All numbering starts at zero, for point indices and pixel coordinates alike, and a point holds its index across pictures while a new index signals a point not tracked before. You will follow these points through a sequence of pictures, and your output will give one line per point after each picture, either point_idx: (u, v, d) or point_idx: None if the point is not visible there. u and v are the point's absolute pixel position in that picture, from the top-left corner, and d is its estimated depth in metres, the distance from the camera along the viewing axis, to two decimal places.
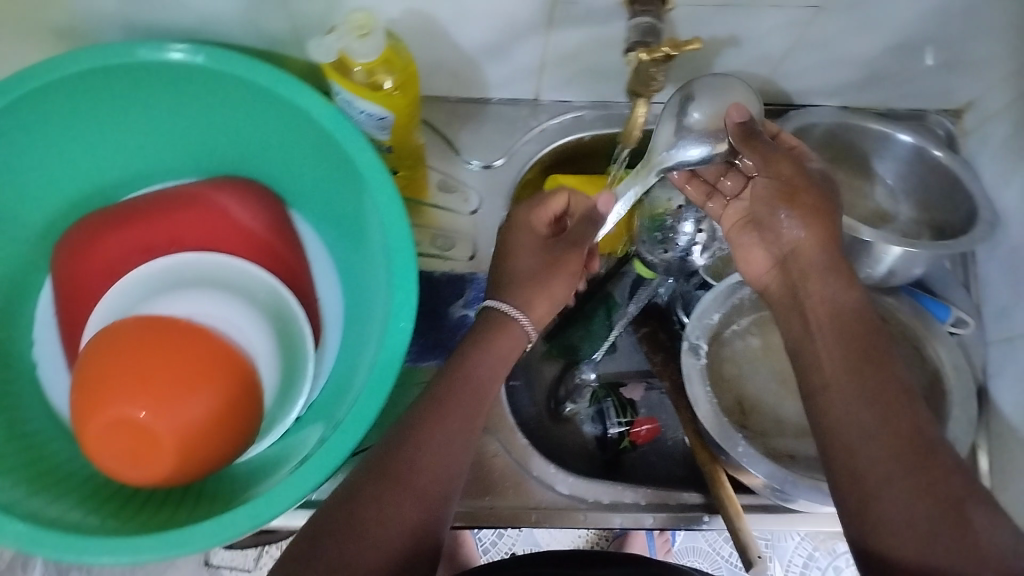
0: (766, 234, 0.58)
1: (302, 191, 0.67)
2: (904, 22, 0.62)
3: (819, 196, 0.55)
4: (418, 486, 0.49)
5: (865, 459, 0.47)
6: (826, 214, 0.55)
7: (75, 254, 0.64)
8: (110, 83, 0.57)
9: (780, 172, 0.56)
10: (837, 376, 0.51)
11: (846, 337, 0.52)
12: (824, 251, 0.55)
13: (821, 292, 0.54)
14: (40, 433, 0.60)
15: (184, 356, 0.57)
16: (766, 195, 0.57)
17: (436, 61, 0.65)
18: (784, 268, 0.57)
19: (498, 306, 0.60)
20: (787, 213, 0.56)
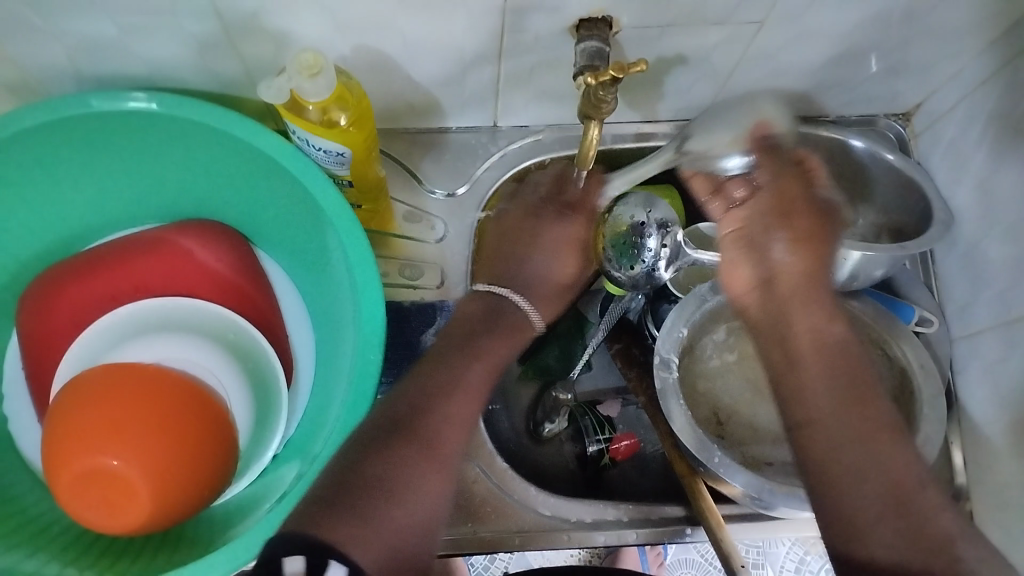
0: (759, 258, 0.55)
1: (266, 230, 0.67)
2: (845, 32, 0.64)
3: (813, 227, 0.56)
4: (429, 476, 0.52)
5: (849, 460, 0.48)
6: (814, 243, 0.55)
7: (40, 307, 0.64)
8: (66, 135, 0.58)
9: (786, 189, 0.56)
10: (815, 390, 0.51)
11: (832, 370, 0.51)
12: (812, 278, 0.54)
13: (806, 321, 0.53)
14: (12, 488, 0.60)
15: (155, 403, 0.57)
16: (763, 213, 0.56)
17: (391, 93, 0.66)
18: (767, 289, 0.55)
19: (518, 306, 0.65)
20: (781, 239, 0.55)
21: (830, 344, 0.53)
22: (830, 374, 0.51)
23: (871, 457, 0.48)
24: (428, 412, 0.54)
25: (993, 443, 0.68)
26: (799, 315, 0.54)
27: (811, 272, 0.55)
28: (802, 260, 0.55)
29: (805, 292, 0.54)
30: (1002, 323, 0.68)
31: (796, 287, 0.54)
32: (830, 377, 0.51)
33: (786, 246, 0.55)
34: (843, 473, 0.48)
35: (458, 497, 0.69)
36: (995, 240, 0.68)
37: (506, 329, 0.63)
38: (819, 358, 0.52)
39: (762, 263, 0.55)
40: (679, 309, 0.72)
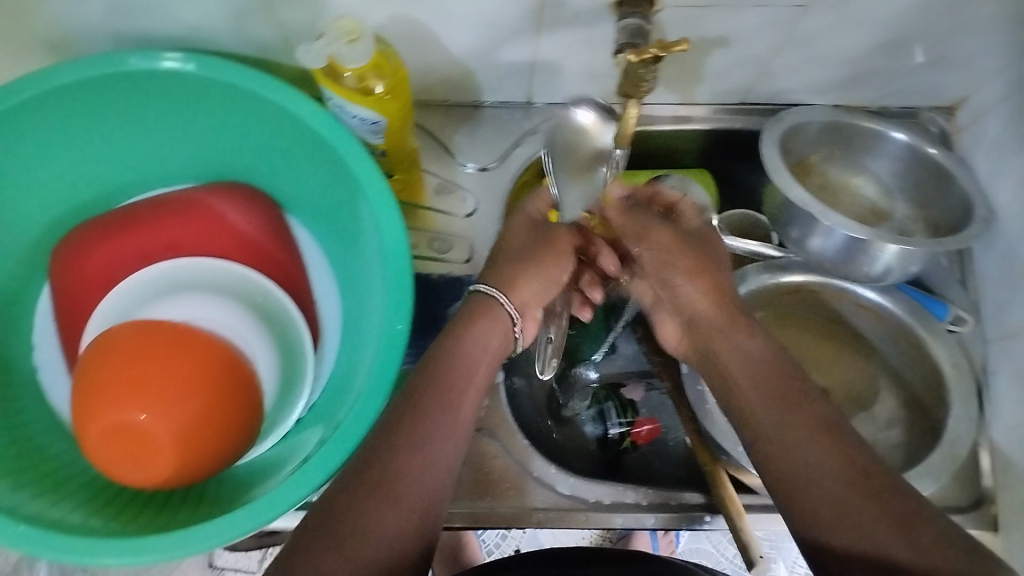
0: (675, 304, 0.60)
1: (296, 196, 0.68)
2: (891, 19, 0.62)
3: (694, 250, 0.60)
4: (389, 503, 0.46)
5: (828, 494, 0.44)
6: (710, 270, 0.59)
7: (75, 261, 0.65)
8: (104, 92, 0.58)
9: (661, 241, 0.60)
10: (772, 423, 0.49)
11: (769, 393, 0.50)
12: (722, 304, 0.58)
13: (731, 350, 0.55)
14: (43, 438, 0.61)
15: (182, 361, 0.58)
16: (657, 261, 0.61)
17: (427, 64, 0.66)
18: (692, 329, 0.59)
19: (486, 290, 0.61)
20: (680, 276, 0.59)
21: (768, 383, 0.51)
22: (779, 409, 0.49)
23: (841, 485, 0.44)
24: (396, 438, 0.49)
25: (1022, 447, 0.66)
26: (742, 367, 0.53)
27: (721, 298, 0.58)
28: (716, 296, 0.58)
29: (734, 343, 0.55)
30: None
31: (716, 317, 0.57)
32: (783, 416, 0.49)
33: (685, 275, 0.59)
34: (818, 508, 0.44)
35: (476, 471, 0.69)
36: None
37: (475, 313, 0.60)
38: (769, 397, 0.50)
39: (681, 310, 0.60)
40: None
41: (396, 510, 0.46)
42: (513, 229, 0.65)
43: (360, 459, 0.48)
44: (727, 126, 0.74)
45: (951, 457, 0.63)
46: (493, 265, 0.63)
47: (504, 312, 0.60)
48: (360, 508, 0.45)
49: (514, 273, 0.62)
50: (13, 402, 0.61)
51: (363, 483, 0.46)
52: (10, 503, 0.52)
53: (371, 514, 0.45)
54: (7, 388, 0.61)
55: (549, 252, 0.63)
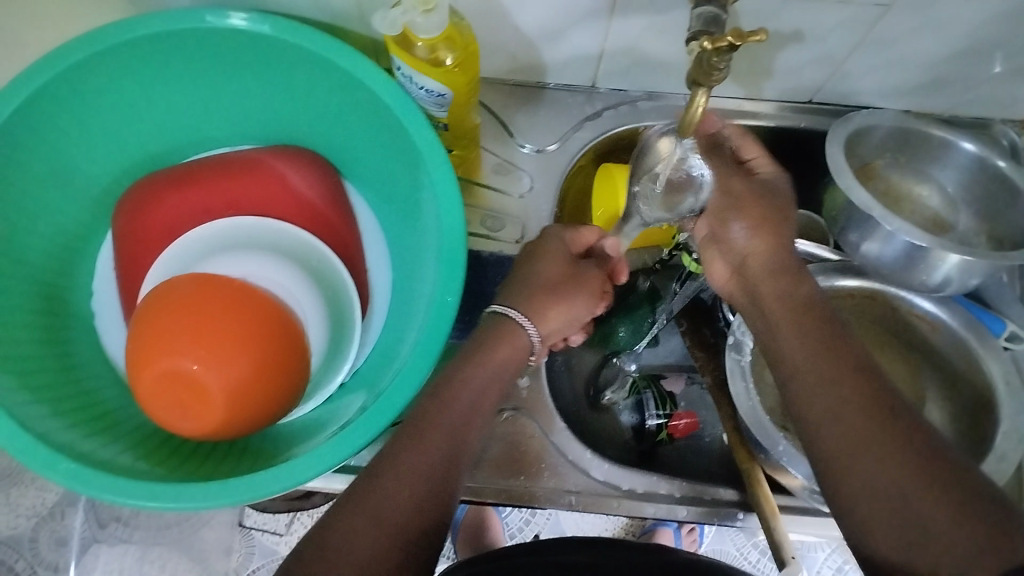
0: (724, 247, 0.60)
1: (356, 164, 0.69)
2: (974, 24, 0.61)
3: (763, 201, 0.58)
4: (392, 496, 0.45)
5: (877, 496, 0.42)
6: (775, 224, 0.57)
7: (138, 212, 0.66)
8: (180, 47, 0.59)
9: (731, 187, 0.59)
10: (816, 411, 0.47)
11: (818, 358, 0.49)
12: (776, 255, 0.57)
13: (778, 300, 0.54)
14: (97, 382, 0.63)
15: (235, 315, 0.59)
16: (717, 208, 0.59)
17: (497, 41, 0.66)
18: (739, 274, 0.58)
19: (505, 312, 0.58)
20: (738, 225, 0.58)
21: (802, 349, 0.50)
22: (815, 381, 0.48)
23: (872, 460, 0.43)
24: (395, 445, 0.48)
25: None
26: (782, 327, 0.53)
27: (776, 244, 0.57)
28: (772, 245, 0.57)
29: (774, 298, 0.55)
30: None
31: (764, 269, 0.56)
32: (816, 393, 0.48)
33: (747, 222, 0.57)
34: (850, 493, 0.43)
35: (512, 450, 0.70)
36: None
37: (494, 335, 0.57)
38: (800, 373, 0.49)
39: (733, 252, 0.59)
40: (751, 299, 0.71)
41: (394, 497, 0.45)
42: (548, 251, 0.62)
43: (378, 455, 0.48)
44: (791, 124, 0.73)
45: (996, 472, 0.61)
46: (529, 291, 0.60)
47: (528, 342, 0.58)
48: (375, 478, 0.46)
49: (546, 306, 0.60)
50: (71, 343, 0.63)
51: (369, 481, 0.46)
52: (63, 441, 0.53)
53: (385, 483, 0.46)
54: (67, 331, 0.63)
55: (579, 287, 0.62)
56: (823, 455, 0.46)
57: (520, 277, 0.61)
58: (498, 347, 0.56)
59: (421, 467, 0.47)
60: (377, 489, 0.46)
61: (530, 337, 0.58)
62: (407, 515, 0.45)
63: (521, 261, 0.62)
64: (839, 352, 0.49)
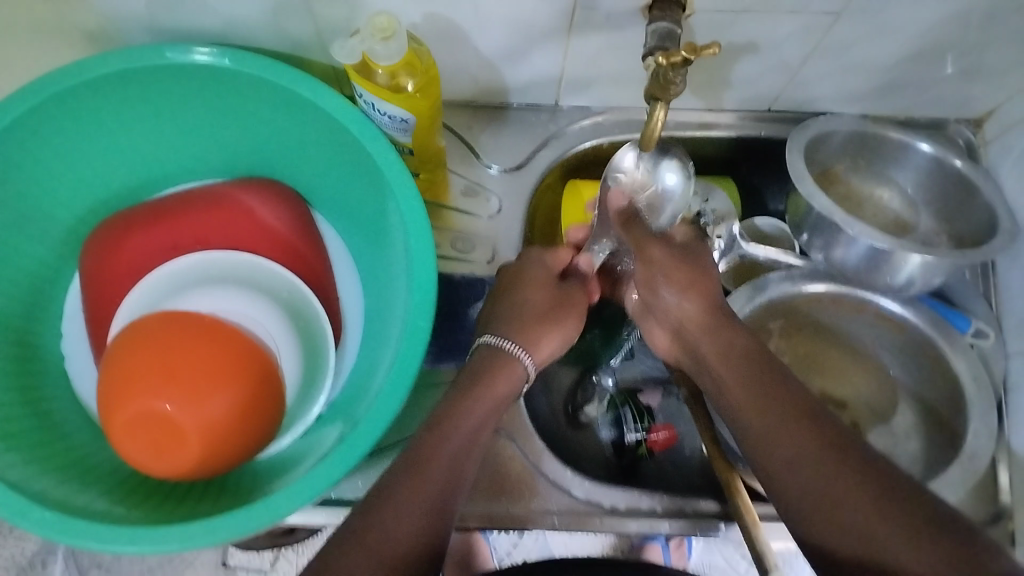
0: (658, 313, 0.60)
1: (323, 193, 0.68)
2: (923, 29, 0.62)
3: (682, 261, 0.58)
4: (393, 523, 0.46)
5: (844, 518, 0.43)
6: (703, 284, 0.57)
7: (104, 251, 0.66)
8: (141, 85, 0.59)
9: (650, 256, 0.58)
10: (772, 445, 0.48)
11: (765, 398, 0.50)
12: (708, 316, 0.56)
13: (718, 348, 0.55)
14: (71, 429, 0.61)
15: (207, 354, 0.58)
16: (642, 279, 0.59)
17: (458, 64, 0.66)
18: (681, 337, 0.58)
19: (497, 343, 0.58)
20: (666, 293, 0.58)
21: (749, 401, 0.51)
22: (768, 431, 0.49)
23: (829, 507, 0.44)
24: (396, 472, 0.49)
25: None
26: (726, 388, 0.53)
27: (709, 312, 0.56)
28: (703, 304, 0.57)
29: (715, 359, 0.54)
30: None
31: (701, 328, 0.56)
32: (768, 446, 0.48)
33: (672, 287, 0.58)
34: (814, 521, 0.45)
35: (493, 472, 0.69)
36: None
37: (489, 370, 0.56)
38: (753, 426, 0.50)
39: (668, 318, 0.59)
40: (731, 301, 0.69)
41: (399, 524, 0.46)
42: (532, 278, 0.63)
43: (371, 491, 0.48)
44: (752, 133, 0.74)
45: (970, 469, 0.62)
46: (524, 322, 0.60)
47: (525, 371, 0.58)
48: (378, 508, 0.46)
49: (541, 334, 0.60)
50: (41, 388, 0.61)
51: (371, 511, 0.46)
52: (35, 488, 0.52)
53: (386, 513, 0.46)
54: (37, 375, 0.62)
55: (568, 308, 0.62)
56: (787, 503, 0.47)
57: (502, 305, 0.61)
58: (499, 377, 0.56)
59: (423, 495, 0.47)
60: (382, 518, 0.46)
61: (525, 365, 0.58)
62: (408, 548, 0.45)
63: (507, 289, 0.62)
64: (781, 413, 0.49)
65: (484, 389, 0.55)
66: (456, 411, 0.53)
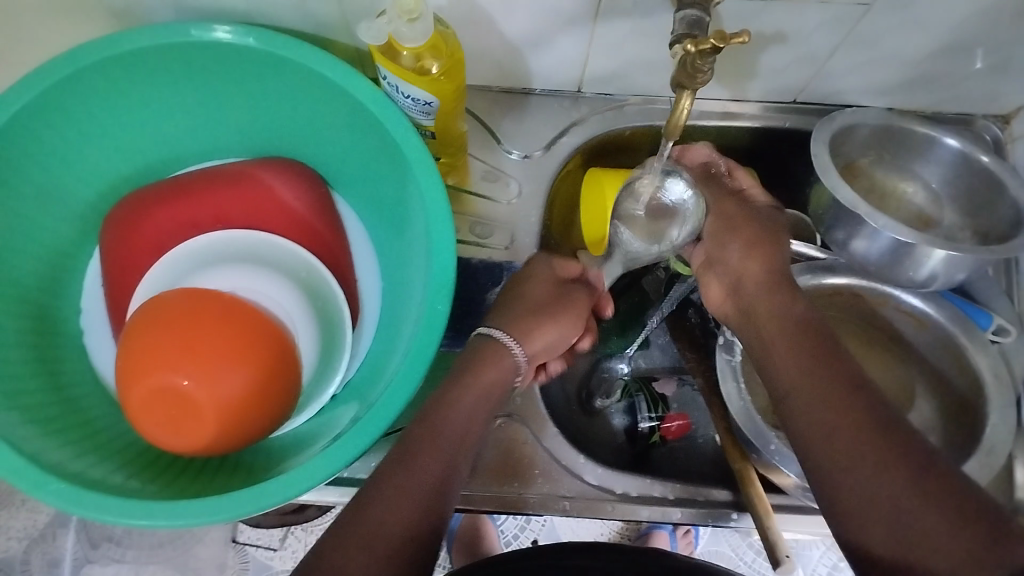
0: (719, 267, 0.62)
1: (344, 174, 0.68)
2: (954, 22, 0.61)
3: (753, 219, 0.62)
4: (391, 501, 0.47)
5: (877, 490, 0.44)
6: (767, 242, 0.61)
7: (123, 227, 0.66)
8: (164, 62, 0.59)
9: (725, 209, 0.63)
10: (813, 414, 0.49)
11: (814, 366, 0.51)
12: (771, 270, 0.59)
13: (771, 305, 0.57)
14: (87, 401, 0.62)
15: (227, 330, 0.59)
16: (712, 231, 0.62)
17: (482, 49, 0.66)
18: (737, 294, 0.60)
19: (493, 332, 0.60)
20: (731, 250, 0.61)
21: (801, 367, 0.52)
22: (814, 398, 0.50)
23: (873, 480, 0.45)
24: (398, 455, 0.50)
25: None
26: (777, 349, 0.54)
27: (770, 266, 0.59)
28: (771, 264, 0.59)
29: (771, 316, 0.56)
30: None
31: (760, 283, 0.59)
32: (814, 411, 0.49)
33: (738, 246, 0.61)
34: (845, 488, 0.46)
35: (506, 456, 0.69)
36: None
37: (482, 360, 0.58)
38: (798, 394, 0.51)
39: (729, 273, 0.61)
40: None
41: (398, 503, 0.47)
42: (535, 276, 0.65)
43: (372, 478, 0.49)
44: (776, 124, 0.74)
45: (990, 464, 0.62)
46: (518, 316, 0.61)
47: (514, 361, 0.59)
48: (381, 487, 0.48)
49: (533, 325, 0.61)
50: (60, 363, 0.62)
51: (378, 486, 0.48)
52: (52, 460, 0.53)
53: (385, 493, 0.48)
54: (56, 349, 0.62)
55: (563, 306, 0.63)
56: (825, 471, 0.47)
57: (510, 300, 0.63)
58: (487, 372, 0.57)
59: (415, 485, 0.49)
60: (383, 497, 0.48)
61: (515, 356, 0.59)
62: (406, 524, 0.47)
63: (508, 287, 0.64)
64: (834, 376, 0.50)
65: (470, 377, 0.56)
66: (444, 405, 0.54)
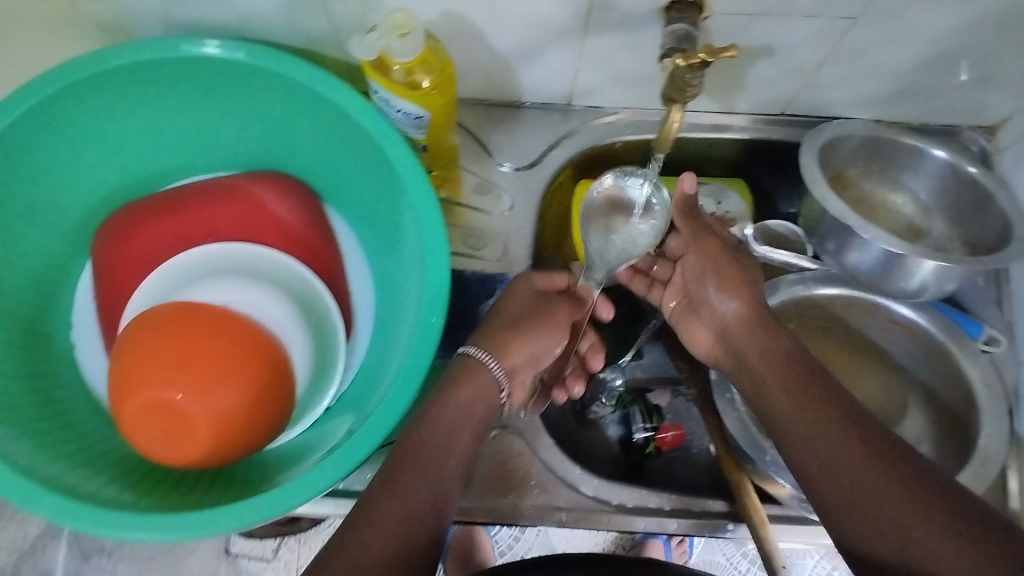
0: (705, 314, 0.63)
1: (336, 188, 0.69)
2: (939, 35, 0.62)
3: (734, 265, 0.61)
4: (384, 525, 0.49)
5: (885, 516, 0.46)
6: (749, 284, 0.60)
7: (118, 241, 0.66)
8: (157, 77, 0.60)
9: (708, 250, 0.62)
10: (812, 442, 0.51)
11: (807, 398, 0.53)
12: (755, 315, 0.59)
13: (757, 346, 0.57)
14: (80, 415, 0.62)
15: (221, 344, 0.59)
16: (694, 273, 0.63)
17: (473, 63, 0.67)
18: (724, 339, 0.61)
19: (468, 351, 0.61)
20: (714, 292, 0.61)
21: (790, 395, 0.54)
22: (806, 425, 0.52)
23: (878, 504, 0.46)
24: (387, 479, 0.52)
25: None
26: (767, 384, 0.56)
27: (755, 309, 0.59)
28: (753, 307, 0.59)
29: (759, 359, 0.57)
30: None
31: (745, 330, 0.59)
32: (808, 439, 0.51)
33: (721, 288, 0.61)
34: (854, 520, 0.47)
35: (501, 467, 0.70)
36: None
37: (456, 380, 0.59)
38: (794, 425, 0.52)
39: (715, 319, 0.62)
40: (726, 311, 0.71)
41: (391, 527, 0.49)
42: (516, 294, 0.66)
43: (358, 507, 0.50)
44: (765, 136, 0.74)
45: (982, 474, 0.62)
46: (498, 331, 0.63)
47: (491, 377, 0.60)
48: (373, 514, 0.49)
49: (508, 339, 0.62)
50: (53, 377, 0.62)
51: (371, 512, 0.49)
52: (45, 475, 0.53)
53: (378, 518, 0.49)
54: (49, 362, 0.62)
55: (541, 319, 0.64)
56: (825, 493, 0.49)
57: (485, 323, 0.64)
58: (458, 393, 0.58)
59: (409, 507, 0.50)
60: (376, 524, 0.49)
61: (491, 372, 0.60)
62: (402, 544, 0.48)
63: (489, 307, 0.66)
64: (827, 405, 0.52)
65: (445, 397, 0.57)
66: (425, 425, 0.55)
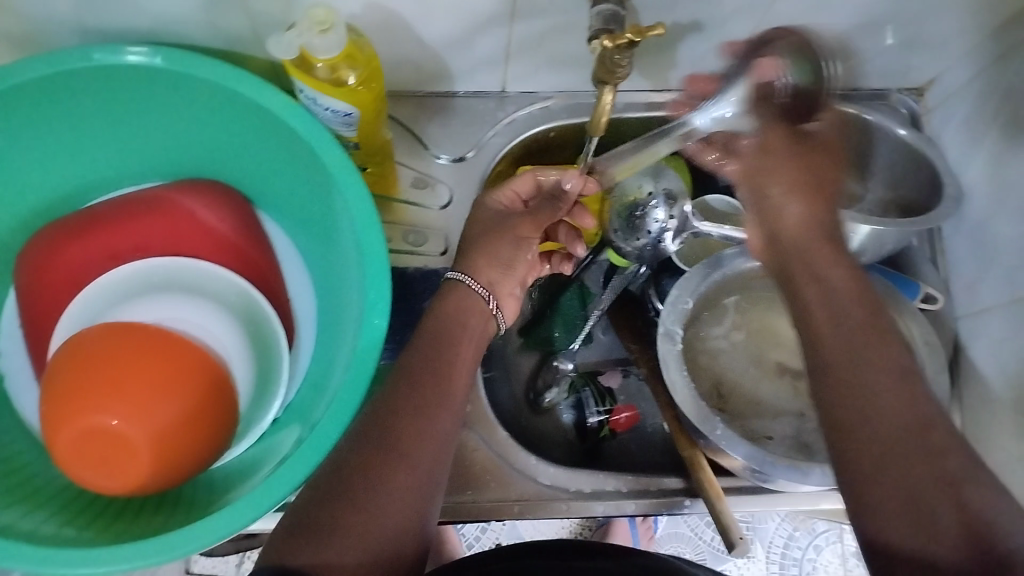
0: (765, 214, 0.55)
1: (268, 192, 0.67)
2: (861, 1, 0.63)
3: (802, 158, 0.53)
4: (389, 498, 0.49)
5: (886, 445, 0.44)
6: (813, 187, 0.53)
7: (35, 265, 0.63)
8: (66, 87, 0.56)
9: (772, 144, 0.54)
10: (842, 363, 0.48)
11: (848, 324, 0.50)
12: (816, 220, 0.53)
13: (822, 257, 0.53)
14: (13, 448, 0.59)
15: (155, 362, 0.56)
16: (758, 168, 0.55)
17: (401, 55, 0.65)
18: (773, 244, 0.55)
19: (464, 281, 0.61)
20: (777, 186, 0.54)
21: (840, 344, 0.49)
22: (852, 358, 0.48)
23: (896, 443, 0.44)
24: (398, 440, 0.51)
25: (995, 422, 0.68)
26: (814, 294, 0.52)
27: (817, 220, 0.53)
28: (813, 212, 0.54)
29: (807, 274, 0.52)
30: (1008, 303, 0.68)
31: (800, 235, 0.53)
32: (857, 370, 0.47)
33: (784, 184, 0.54)
34: (866, 446, 0.44)
35: (458, 465, 0.69)
36: (1006, 219, 0.68)
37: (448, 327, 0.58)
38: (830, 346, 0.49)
39: (767, 222, 0.55)
40: (684, 281, 0.71)
41: (389, 501, 0.49)
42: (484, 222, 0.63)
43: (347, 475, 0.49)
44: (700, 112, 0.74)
45: None
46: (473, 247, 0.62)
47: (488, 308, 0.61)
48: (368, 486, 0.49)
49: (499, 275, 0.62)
50: None
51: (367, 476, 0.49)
52: None
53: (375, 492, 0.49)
54: None
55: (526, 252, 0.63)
56: (847, 449, 0.45)
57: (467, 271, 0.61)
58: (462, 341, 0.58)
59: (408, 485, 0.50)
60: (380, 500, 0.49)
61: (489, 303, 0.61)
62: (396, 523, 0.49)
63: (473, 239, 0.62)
64: (877, 338, 0.49)
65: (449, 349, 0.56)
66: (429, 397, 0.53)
